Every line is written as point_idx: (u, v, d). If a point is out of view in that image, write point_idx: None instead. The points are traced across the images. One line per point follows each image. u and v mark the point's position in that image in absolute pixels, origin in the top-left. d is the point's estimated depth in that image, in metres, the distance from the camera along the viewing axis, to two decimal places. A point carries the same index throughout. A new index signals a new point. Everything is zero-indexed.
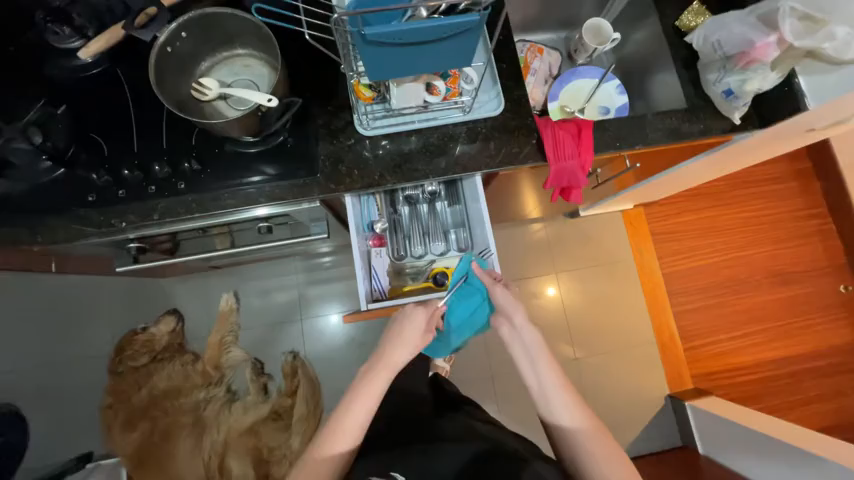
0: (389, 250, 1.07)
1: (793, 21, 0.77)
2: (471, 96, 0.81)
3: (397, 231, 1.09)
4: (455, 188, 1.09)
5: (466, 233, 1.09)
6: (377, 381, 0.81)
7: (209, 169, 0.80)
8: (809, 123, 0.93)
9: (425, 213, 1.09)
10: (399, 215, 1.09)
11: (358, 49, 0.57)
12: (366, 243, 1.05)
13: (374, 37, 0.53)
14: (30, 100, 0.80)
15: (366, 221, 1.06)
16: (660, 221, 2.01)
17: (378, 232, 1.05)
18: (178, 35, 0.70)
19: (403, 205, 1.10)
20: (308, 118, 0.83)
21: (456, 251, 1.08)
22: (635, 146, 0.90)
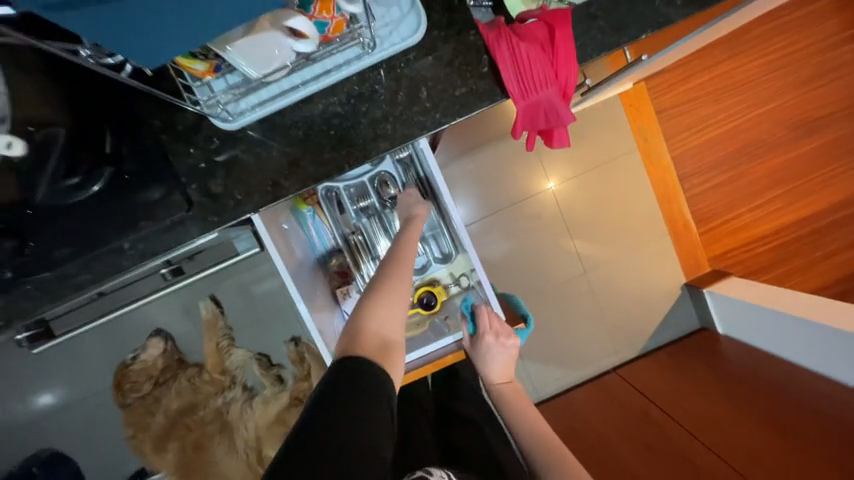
0: (356, 282, 0.90)
1: None
2: (368, 22, 0.50)
3: (360, 254, 0.90)
4: (418, 182, 0.88)
5: (445, 236, 0.90)
6: (400, 247, 0.74)
7: (32, 241, 0.55)
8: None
9: (390, 222, 0.91)
10: (359, 234, 0.91)
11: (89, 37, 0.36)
12: (332, 280, 0.93)
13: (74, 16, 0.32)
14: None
15: (325, 254, 0.94)
16: (665, 94, 1.66)
17: (341, 266, 0.92)
18: None
19: (361, 221, 0.91)
20: (145, 129, 0.56)
21: (438, 262, 0.91)
22: (642, 33, 0.58)
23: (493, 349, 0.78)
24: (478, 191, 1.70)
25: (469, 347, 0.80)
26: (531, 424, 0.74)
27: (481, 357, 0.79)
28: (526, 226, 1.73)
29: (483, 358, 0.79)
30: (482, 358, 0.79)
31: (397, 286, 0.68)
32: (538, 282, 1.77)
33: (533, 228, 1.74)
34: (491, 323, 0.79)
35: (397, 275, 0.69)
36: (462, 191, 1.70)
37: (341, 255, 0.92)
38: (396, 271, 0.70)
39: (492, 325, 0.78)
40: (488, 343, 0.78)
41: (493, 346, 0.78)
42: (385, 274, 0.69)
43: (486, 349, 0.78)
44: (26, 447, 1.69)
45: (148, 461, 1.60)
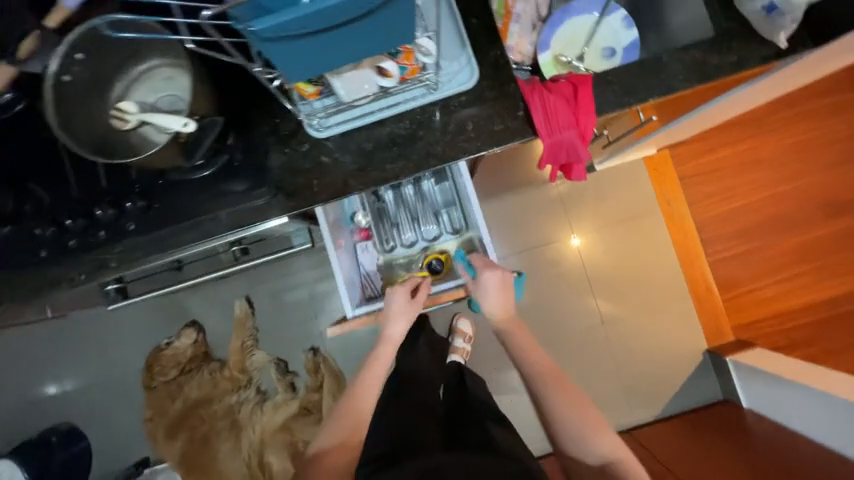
0: (378, 242, 1.07)
1: None
2: (435, 70, 0.67)
3: (382, 219, 1.06)
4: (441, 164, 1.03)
5: (457, 213, 1.06)
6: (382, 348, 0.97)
7: (157, 204, 0.72)
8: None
9: (411, 196, 1.06)
10: (383, 202, 1.06)
11: (262, 50, 0.45)
12: (353, 237, 1.08)
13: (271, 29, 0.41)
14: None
15: (349, 214, 1.07)
16: (689, 162, 1.77)
17: (363, 226, 1.06)
18: (73, 58, 0.60)
19: (386, 191, 1.05)
20: (254, 130, 0.73)
21: (448, 234, 1.06)
22: (649, 98, 0.72)
23: (492, 285, 0.91)
24: (505, 231, 1.82)
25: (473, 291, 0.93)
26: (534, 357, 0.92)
27: (485, 297, 0.93)
28: (548, 270, 1.81)
29: (485, 297, 0.92)
30: (484, 297, 0.93)
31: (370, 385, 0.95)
32: (554, 326, 1.80)
33: (555, 272, 1.81)
34: (488, 264, 0.92)
35: (374, 370, 0.97)
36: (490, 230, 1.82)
37: (364, 217, 1.06)
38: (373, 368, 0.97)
39: (486, 262, 0.92)
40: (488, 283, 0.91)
41: (493, 286, 0.91)
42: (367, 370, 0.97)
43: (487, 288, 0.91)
44: (51, 417, 1.79)
45: (156, 447, 1.67)
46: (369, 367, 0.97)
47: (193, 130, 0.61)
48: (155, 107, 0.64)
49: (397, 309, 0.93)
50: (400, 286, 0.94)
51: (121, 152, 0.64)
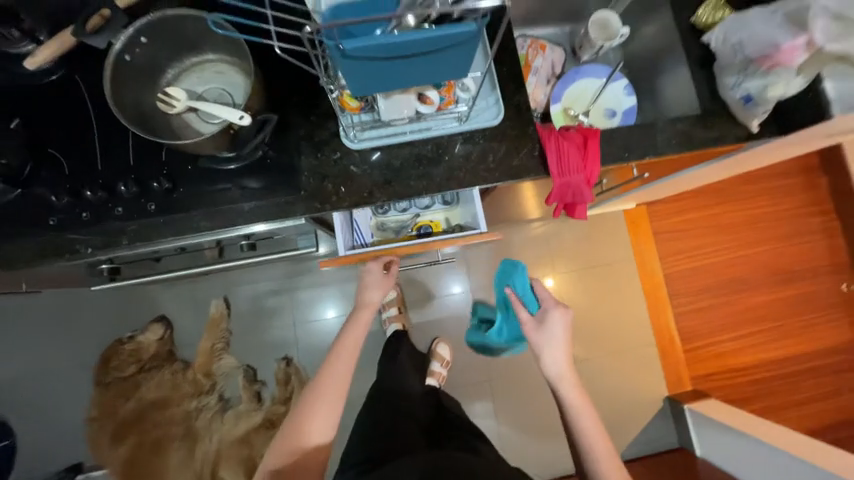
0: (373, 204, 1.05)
1: (825, 20, 0.65)
2: (468, 104, 0.75)
3: None
4: None
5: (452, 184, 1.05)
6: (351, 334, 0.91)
7: (182, 187, 0.73)
8: (829, 129, 0.85)
9: None
10: None
11: (337, 64, 0.50)
12: None
13: (354, 52, 0.47)
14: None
15: None
16: (662, 220, 1.93)
17: None
18: (138, 41, 0.62)
19: None
20: (290, 131, 0.76)
21: (440, 204, 1.06)
22: (645, 157, 0.83)
23: (555, 323, 0.84)
24: None
25: (531, 327, 0.85)
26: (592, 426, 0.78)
27: (545, 340, 0.83)
28: None
29: (546, 339, 0.83)
30: (544, 338, 0.83)
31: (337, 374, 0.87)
32: None
33: None
34: (552, 301, 0.86)
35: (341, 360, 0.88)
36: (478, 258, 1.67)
37: None
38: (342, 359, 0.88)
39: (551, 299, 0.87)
40: (550, 319, 0.84)
41: (555, 323, 0.84)
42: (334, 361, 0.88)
43: (548, 327, 0.84)
44: None
45: (97, 451, 1.53)
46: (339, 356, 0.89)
47: (246, 124, 0.64)
48: (203, 97, 0.68)
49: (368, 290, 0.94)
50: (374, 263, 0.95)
51: (161, 132, 0.67)
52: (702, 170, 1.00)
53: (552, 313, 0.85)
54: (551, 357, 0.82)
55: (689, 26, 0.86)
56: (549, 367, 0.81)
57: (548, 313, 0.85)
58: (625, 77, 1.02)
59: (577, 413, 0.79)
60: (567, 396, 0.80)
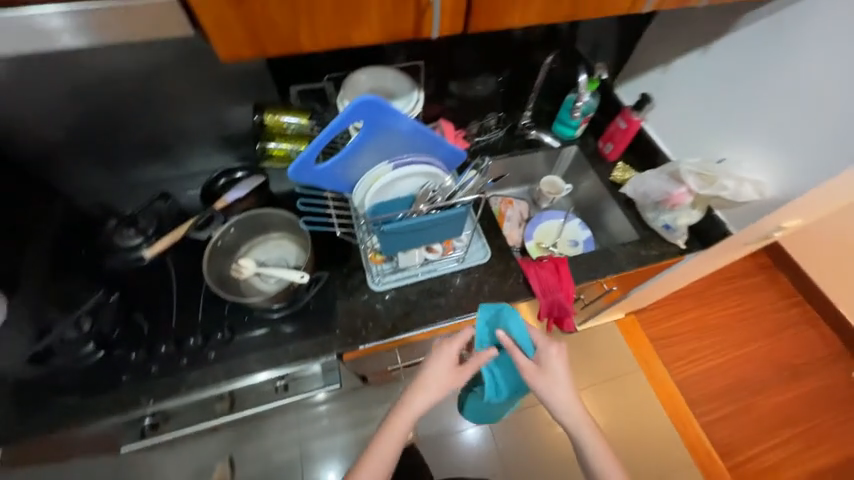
0: None
1: (693, 177, 0.97)
2: (464, 247, 0.99)
3: None
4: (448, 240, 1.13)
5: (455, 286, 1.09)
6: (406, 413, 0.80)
7: (238, 335, 0.88)
8: (744, 239, 1.06)
9: None
10: None
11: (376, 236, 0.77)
12: None
13: (387, 232, 0.73)
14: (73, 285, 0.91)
15: None
16: (654, 325, 2.03)
17: None
18: (228, 231, 0.88)
19: None
20: (327, 281, 0.96)
21: None
22: (607, 275, 1.05)
23: (554, 362, 0.82)
24: None
25: (533, 373, 0.81)
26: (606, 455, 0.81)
27: (551, 382, 0.81)
28: (545, 431, 1.56)
29: (551, 382, 0.81)
30: (550, 381, 0.81)
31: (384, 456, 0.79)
32: None
33: (551, 435, 1.55)
34: (545, 338, 0.84)
35: (391, 439, 0.80)
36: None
37: None
38: (392, 437, 0.79)
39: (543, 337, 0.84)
40: (549, 358, 0.82)
41: (555, 361, 0.82)
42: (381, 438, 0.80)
43: (550, 368, 0.82)
44: None
45: None
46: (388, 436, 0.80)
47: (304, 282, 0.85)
48: (266, 263, 0.90)
49: (433, 374, 0.81)
50: (449, 343, 0.84)
51: (233, 292, 0.87)
52: (664, 278, 1.20)
53: (550, 352, 0.83)
54: (559, 397, 0.80)
55: (611, 182, 1.20)
56: (559, 408, 0.80)
57: (546, 353, 0.83)
58: (577, 216, 1.32)
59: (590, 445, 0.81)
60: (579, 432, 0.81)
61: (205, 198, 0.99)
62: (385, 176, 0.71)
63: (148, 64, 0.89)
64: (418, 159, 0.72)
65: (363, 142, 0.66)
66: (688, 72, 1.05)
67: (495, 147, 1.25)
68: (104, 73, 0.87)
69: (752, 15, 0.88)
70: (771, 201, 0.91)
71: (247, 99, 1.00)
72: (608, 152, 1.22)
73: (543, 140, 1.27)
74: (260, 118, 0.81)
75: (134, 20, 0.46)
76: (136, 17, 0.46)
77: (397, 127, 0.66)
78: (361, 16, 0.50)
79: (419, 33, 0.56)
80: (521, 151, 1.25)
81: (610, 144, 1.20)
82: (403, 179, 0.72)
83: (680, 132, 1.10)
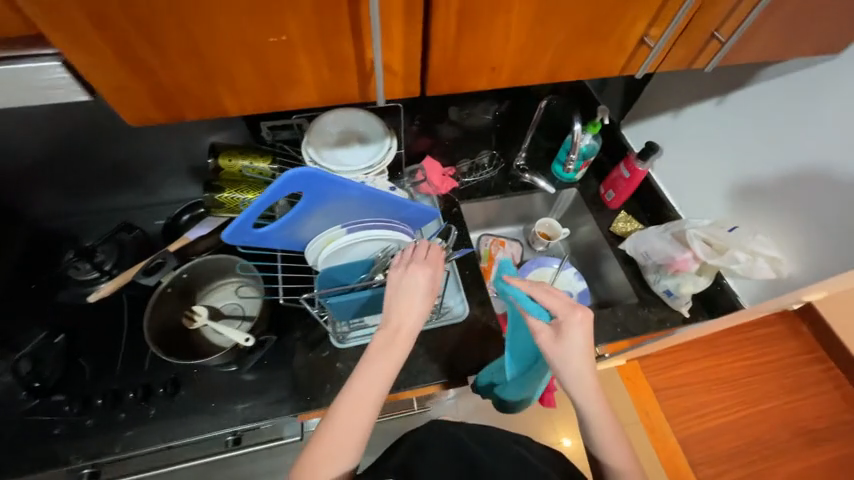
0: None
1: (700, 244, 0.86)
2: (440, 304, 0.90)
3: None
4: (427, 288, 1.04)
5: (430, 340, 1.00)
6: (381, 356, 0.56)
7: (184, 389, 0.81)
8: (760, 310, 0.93)
9: None
10: None
11: (327, 303, 0.69)
12: None
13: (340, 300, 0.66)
14: (23, 322, 0.86)
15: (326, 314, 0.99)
16: (661, 373, 1.83)
17: None
18: (180, 276, 0.81)
19: None
20: (287, 332, 0.88)
21: None
22: (598, 343, 0.93)
23: (575, 331, 0.61)
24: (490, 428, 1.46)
25: (546, 338, 0.62)
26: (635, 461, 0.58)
27: (563, 353, 0.60)
28: None
29: (567, 352, 0.60)
30: (565, 352, 0.60)
31: (357, 411, 0.53)
32: None
33: None
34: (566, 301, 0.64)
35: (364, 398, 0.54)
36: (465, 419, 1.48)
37: None
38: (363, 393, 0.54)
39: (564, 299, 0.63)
40: (570, 324, 0.61)
41: (577, 327, 0.61)
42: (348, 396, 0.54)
43: (568, 336, 0.61)
44: None
45: None
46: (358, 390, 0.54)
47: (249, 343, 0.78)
48: (221, 312, 0.84)
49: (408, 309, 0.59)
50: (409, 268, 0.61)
51: (179, 344, 0.80)
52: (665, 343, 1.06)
53: (571, 321, 0.61)
54: (572, 373, 0.60)
55: (611, 233, 1.09)
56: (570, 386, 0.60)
57: (565, 314, 0.62)
58: (574, 264, 1.21)
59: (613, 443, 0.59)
60: (596, 427, 0.59)
61: (167, 234, 0.94)
62: (337, 240, 0.63)
63: None
64: (376, 224, 0.65)
65: (309, 209, 0.57)
66: (703, 121, 0.93)
67: (487, 187, 1.16)
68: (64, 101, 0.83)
69: (783, 66, 0.77)
70: (793, 279, 0.84)
71: (218, 129, 0.94)
72: (610, 200, 1.11)
73: (537, 185, 1.16)
74: (215, 162, 0.75)
75: (15, 80, 0.45)
76: (26, 79, 0.45)
77: (344, 194, 0.57)
78: (292, 79, 0.43)
79: (366, 96, 0.48)
80: (514, 193, 1.16)
81: (611, 192, 1.09)
82: (360, 244, 0.64)
83: (691, 187, 0.99)
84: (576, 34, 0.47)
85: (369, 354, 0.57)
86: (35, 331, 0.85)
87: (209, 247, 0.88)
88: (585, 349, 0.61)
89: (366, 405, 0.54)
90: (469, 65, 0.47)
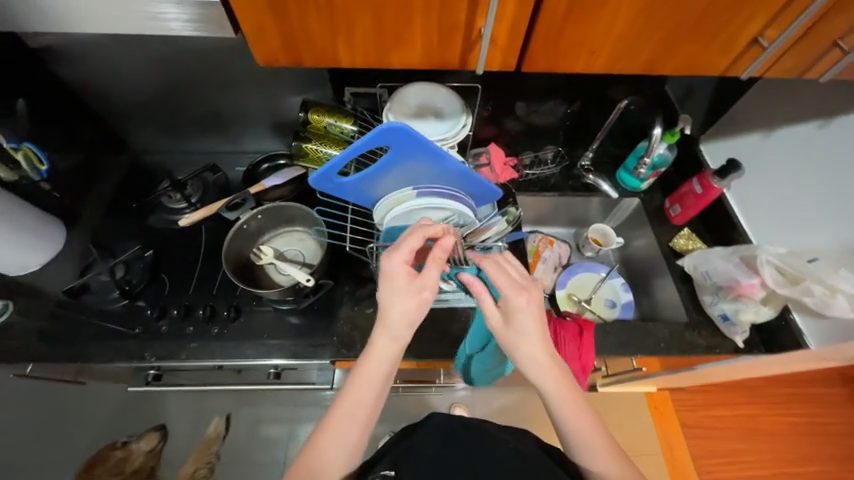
0: None
1: (772, 271, 0.82)
2: None
3: None
4: None
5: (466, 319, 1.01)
6: (382, 351, 0.61)
7: (243, 316, 0.90)
8: (826, 354, 0.87)
9: None
10: None
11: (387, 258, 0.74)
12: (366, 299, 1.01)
13: None
14: (121, 236, 0.99)
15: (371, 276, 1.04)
16: (692, 411, 1.68)
17: None
18: (255, 217, 0.90)
19: None
20: (336, 285, 0.94)
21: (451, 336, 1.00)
22: (638, 354, 0.91)
23: (521, 315, 0.61)
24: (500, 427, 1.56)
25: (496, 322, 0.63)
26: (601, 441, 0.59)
27: (516, 336, 0.61)
28: None
29: (517, 337, 0.61)
30: (516, 335, 0.61)
31: (367, 380, 0.60)
32: None
33: None
34: (512, 277, 0.64)
35: (365, 387, 0.60)
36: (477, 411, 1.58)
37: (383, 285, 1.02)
38: (366, 382, 0.60)
39: (511, 275, 0.64)
40: (518, 302, 0.61)
41: (526, 305, 0.61)
42: (352, 384, 0.60)
43: (514, 320, 0.61)
44: None
45: None
46: (362, 379, 0.60)
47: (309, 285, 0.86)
48: (283, 255, 0.92)
49: (397, 307, 0.60)
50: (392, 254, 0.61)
51: (247, 275, 0.89)
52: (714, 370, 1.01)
53: (518, 299, 0.61)
54: (528, 352, 0.61)
55: (669, 249, 1.05)
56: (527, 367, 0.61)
57: (513, 292, 0.62)
58: (622, 276, 1.18)
59: (575, 421, 0.59)
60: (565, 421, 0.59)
61: (246, 180, 1.03)
62: (408, 201, 0.67)
63: (222, 47, 0.93)
64: (444, 192, 0.68)
65: (389, 168, 0.63)
66: (797, 144, 0.87)
67: (546, 183, 1.15)
68: (183, 46, 0.92)
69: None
70: None
71: (305, 90, 1.01)
72: (675, 215, 1.06)
73: (601, 187, 1.13)
74: (305, 115, 0.82)
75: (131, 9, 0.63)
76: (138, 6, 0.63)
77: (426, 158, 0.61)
78: (403, 38, 0.47)
79: (465, 64, 0.51)
80: (574, 194, 1.15)
81: (678, 206, 1.05)
82: (425, 208, 0.68)
83: (769, 214, 0.93)
84: (686, 27, 0.46)
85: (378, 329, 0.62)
86: (129, 244, 0.97)
87: (281, 196, 0.97)
88: (539, 326, 0.61)
89: (377, 370, 0.61)
90: (569, 45, 0.48)
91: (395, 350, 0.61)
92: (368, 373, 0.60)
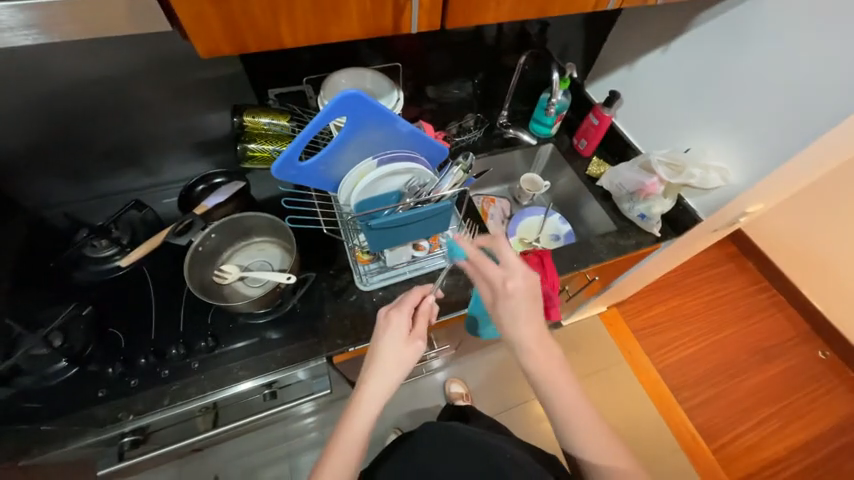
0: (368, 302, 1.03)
1: (663, 168, 1.04)
2: (450, 243, 0.96)
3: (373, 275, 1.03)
4: None
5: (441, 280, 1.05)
6: (373, 394, 0.67)
7: (223, 342, 0.86)
8: (712, 225, 1.11)
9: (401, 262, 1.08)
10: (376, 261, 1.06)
11: (363, 232, 0.76)
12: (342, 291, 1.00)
13: (377, 224, 0.73)
14: (40, 302, 0.85)
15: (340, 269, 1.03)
16: (636, 316, 1.94)
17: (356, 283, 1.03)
18: (209, 236, 0.85)
19: None
20: (312, 284, 0.93)
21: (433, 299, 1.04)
22: (589, 265, 1.07)
23: (510, 303, 0.69)
24: (492, 385, 1.64)
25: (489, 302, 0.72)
26: (615, 463, 0.66)
27: (507, 319, 0.69)
28: (540, 425, 1.57)
29: (508, 321, 0.69)
30: (507, 318, 0.69)
31: (363, 420, 0.66)
32: None
33: (543, 430, 1.56)
34: (504, 270, 0.69)
35: (359, 426, 0.66)
36: (469, 380, 1.64)
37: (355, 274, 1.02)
38: (362, 419, 0.66)
39: (503, 270, 0.69)
40: (504, 294, 0.68)
41: (513, 294, 0.68)
42: (346, 424, 0.66)
43: (502, 305, 0.69)
44: None
45: None
46: (352, 420, 0.66)
47: (290, 282, 0.85)
48: (249, 268, 0.89)
49: (394, 355, 0.68)
50: (398, 309, 0.72)
51: (215, 298, 0.84)
52: (649, 263, 1.22)
53: (505, 289, 0.69)
54: (517, 330, 0.69)
55: (587, 177, 1.24)
56: (517, 347, 0.69)
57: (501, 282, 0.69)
58: (557, 211, 1.35)
59: (581, 427, 0.67)
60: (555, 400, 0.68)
61: (182, 207, 0.97)
62: (369, 172, 0.71)
63: (120, 72, 0.86)
64: (400, 154, 0.73)
65: (347, 137, 0.66)
66: (653, 69, 1.10)
67: (475, 147, 1.27)
68: (74, 79, 0.84)
69: (719, 7, 0.91)
70: (732, 186, 0.98)
71: (226, 102, 0.98)
72: (583, 148, 1.26)
73: (521, 139, 1.29)
74: (240, 119, 0.82)
75: None
76: None
77: (379, 125, 0.67)
78: (342, 13, 0.52)
79: (398, 29, 0.57)
80: (500, 150, 1.27)
81: (584, 141, 1.24)
82: (388, 176, 0.72)
83: (650, 129, 1.16)
84: None
85: (368, 376, 0.68)
86: (61, 308, 0.85)
87: (226, 214, 0.93)
88: (528, 314, 0.69)
89: (373, 406, 0.67)
90: None
91: (387, 396, 0.68)
92: (363, 411, 0.67)
